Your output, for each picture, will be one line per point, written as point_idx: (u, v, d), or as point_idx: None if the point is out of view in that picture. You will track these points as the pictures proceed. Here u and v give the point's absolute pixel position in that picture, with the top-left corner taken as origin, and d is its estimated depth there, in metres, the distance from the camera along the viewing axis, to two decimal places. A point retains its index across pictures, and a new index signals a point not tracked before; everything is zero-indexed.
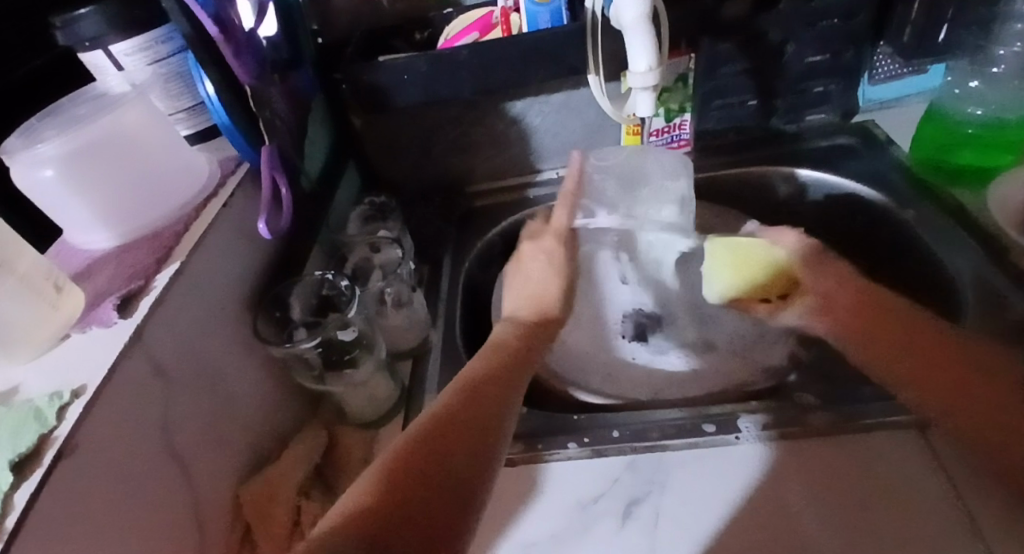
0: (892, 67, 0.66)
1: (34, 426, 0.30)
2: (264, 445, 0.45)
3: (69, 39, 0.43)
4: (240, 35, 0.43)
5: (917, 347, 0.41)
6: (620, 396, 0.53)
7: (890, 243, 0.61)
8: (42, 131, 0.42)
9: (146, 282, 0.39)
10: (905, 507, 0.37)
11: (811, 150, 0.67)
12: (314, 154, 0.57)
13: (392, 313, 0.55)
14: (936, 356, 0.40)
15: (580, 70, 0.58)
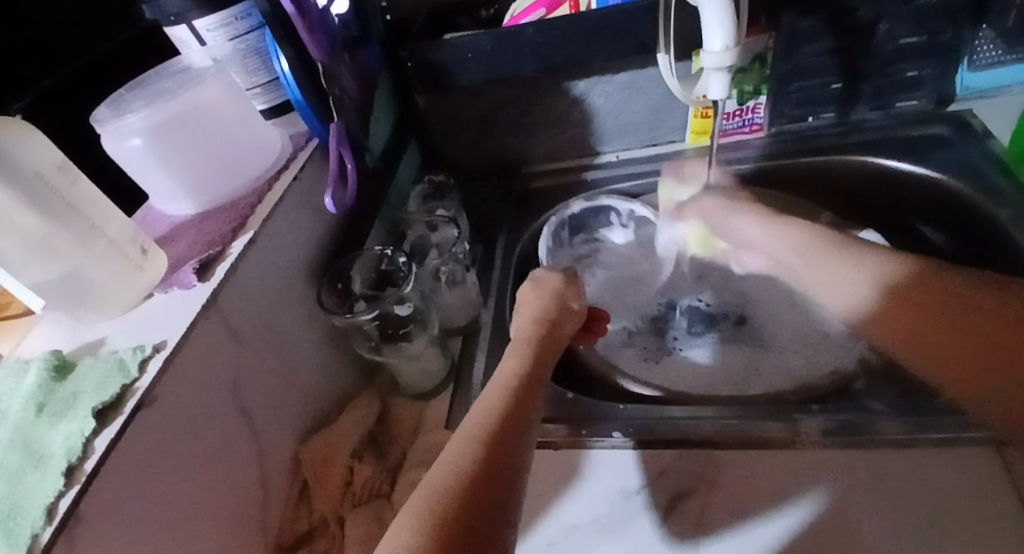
0: (995, 53, 0.60)
1: (119, 376, 0.33)
2: (321, 409, 0.48)
3: (156, 15, 0.45)
4: (314, 13, 0.44)
5: (960, 353, 0.34)
6: (669, 389, 0.52)
7: (978, 243, 0.56)
8: (130, 102, 0.45)
9: (221, 250, 0.41)
10: (973, 527, 0.35)
11: (897, 139, 0.62)
12: (378, 131, 0.58)
13: (447, 291, 0.56)
14: (988, 355, 0.32)
15: (648, 48, 0.56)
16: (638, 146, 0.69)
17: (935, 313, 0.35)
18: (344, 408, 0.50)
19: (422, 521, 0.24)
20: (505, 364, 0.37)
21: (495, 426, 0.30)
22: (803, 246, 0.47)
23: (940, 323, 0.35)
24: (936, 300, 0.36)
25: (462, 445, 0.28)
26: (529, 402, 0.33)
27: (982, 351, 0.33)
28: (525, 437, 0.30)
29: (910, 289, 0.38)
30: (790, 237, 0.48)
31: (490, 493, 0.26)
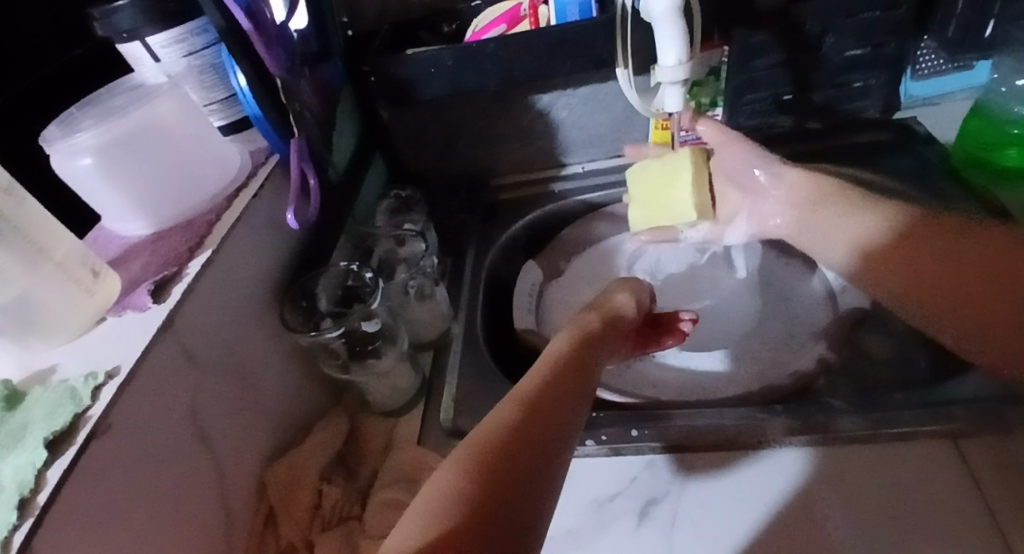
0: (935, 62, 0.63)
1: (71, 405, 0.31)
2: (287, 431, 0.47)
3: (106, 31, 0.44)
4: (271, 27, 0.43)
5: (951, 272, 0.40)
6: (640, 396, 0.52)
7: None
8: (80, 121, 0.43)
9: (178, 270, 0.40)
10: (934, 519, 0.36)
11: (846, 145, 0.65)
12: (341, 146, 0.58)
13: (416, 305, 0.56)
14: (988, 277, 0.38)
15: (608, 62, 0.57)
16: (603, 157, 0.70)
17: (929, 253, 0.41)
18: (311, 429, 0.48)
19: (461, 477, 0.25)
20: (551, 344, 0.39)
21: (533, 401, 0.31)
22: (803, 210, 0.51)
23: (959, 270, 0.40)
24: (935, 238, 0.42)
25: (506, 414, 0.30)
26: (574, 387, 0.34)
27: (1002, 300, 0.37)
28: (560, 412, 0.31)
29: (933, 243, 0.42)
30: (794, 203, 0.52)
31: (530, 456, 0.27)
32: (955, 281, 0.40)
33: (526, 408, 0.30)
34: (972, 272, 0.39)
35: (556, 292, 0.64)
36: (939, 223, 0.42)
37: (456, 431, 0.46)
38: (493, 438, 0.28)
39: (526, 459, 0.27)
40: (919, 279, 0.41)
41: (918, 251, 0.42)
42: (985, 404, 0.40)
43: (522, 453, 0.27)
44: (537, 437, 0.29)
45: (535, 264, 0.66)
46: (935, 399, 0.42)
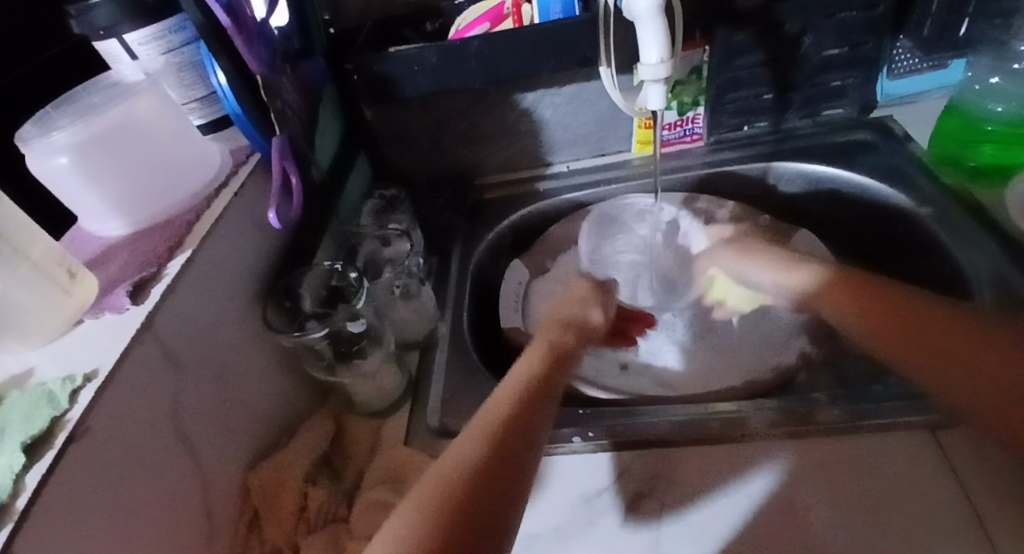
0: (911, 61, 0.64)
1: (47, 408, 0.30)
2: (271, 432, 0.46)
3: (83, 29, 0.43)
4: (250, 25, 0.42)
5: (938, 343, 0.39)
6: (626, 392, 0.52)
7: (914, 244, 0.59)
8: (56, 119, 0.42)
9: (157, 270, 0.39)
10: (914, 510, 0.37)
11: (826, 145, 0.65)
12: (324, 145, 0.57)
13: (401, 304, 0.55)
14: (967, 343, 0.39)
15: (592, 61, 0.58)
16: (588, 156, 0.71)
17: (889, 316, 0.43)
18: (295, 430, 0.48)
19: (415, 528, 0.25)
20: (522, 366, 0.39)
21: (495, 437, 0.31)
22: (763, 257, 0.54)
23: (932, 334, 0.40)
24: (889, 301, 0.43)
25: (457, 457, 0.29)
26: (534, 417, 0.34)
27: (960, 350, 0.39)
28: (527, 438, 0.32)
29: (891, 300, 0.44)
30: (770, 257, 0.54)
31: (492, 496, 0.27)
32: (932, 342, 0.40)
33: (482, 448, 0.30)
34: (941, 334, 0.40)
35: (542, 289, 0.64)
36: (861, 280, 0.46)
37: (442, 430, 0.46)
38: (449, 484, 0.27)
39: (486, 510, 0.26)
40: (898, 342, 0.41)
41: (887, 313, 0.43)
42: None
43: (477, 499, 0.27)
44: (494, 491, 0.28)
45: (520, 263, 0.66)
46: (913, 390, 0.43)
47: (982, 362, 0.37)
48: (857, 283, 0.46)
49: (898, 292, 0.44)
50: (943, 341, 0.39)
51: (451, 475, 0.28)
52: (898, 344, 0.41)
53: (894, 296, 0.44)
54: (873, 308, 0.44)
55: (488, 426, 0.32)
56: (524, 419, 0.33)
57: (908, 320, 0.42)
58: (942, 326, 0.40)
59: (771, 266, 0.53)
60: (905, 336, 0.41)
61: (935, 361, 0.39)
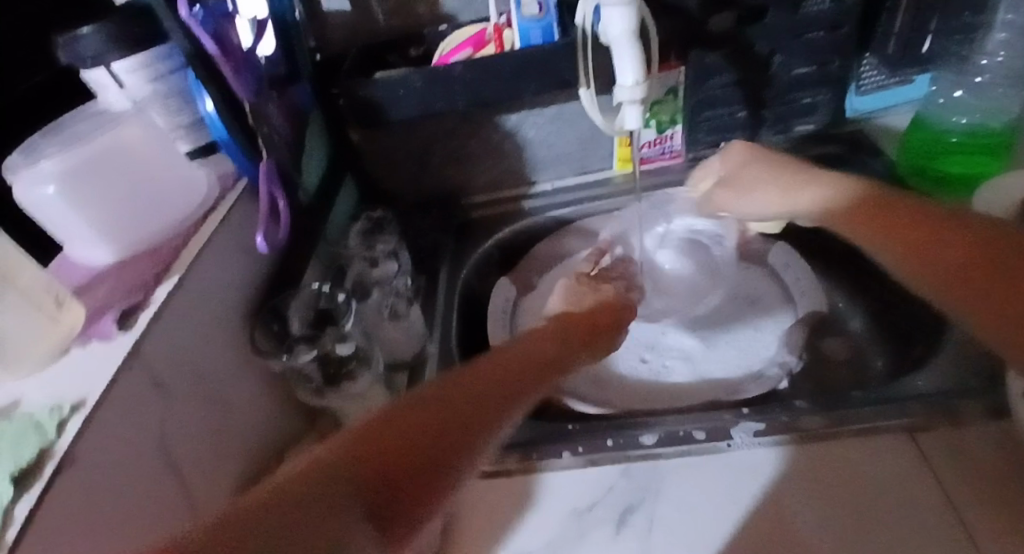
0: (878, 77, 0.67)
1: (35, 438, 0.30)
2: (260, 457, 0.46)
3: (71, 59, 0.43)
4: (239, 54, 0.44)
5: (921, 230, 0.42)
6: (612, 404, 0.53)
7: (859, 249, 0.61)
8: (44, 149, 0.43)
9: (144, 296, 0.39)
10: (897, 513, 0.37)
11: (797, 159, 0.68)
12: (312, 168, 0.58)
13: (390, 325, 0.55)
14: (981, 266, 0.37)
15: (572, 83, 0.59)
16: (572, 175, 0.72)
17: (892, 217, 0.44)
18: (285, 454, 0.48)
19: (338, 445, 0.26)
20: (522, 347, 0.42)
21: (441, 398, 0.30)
22: (783, 175, 0.55)
23: (933, 238, 0.41)
24: (886, 210, 0.45)
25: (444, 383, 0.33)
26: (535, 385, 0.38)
27: (952, 245, 0.39)
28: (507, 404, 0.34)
29: (875, 204, 0.46)
30: (772, 184, 0.55)
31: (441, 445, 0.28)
32: (949, 257, 0.39)
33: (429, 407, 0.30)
34: (938, 238, 0.40)
35: (530, 306, 0.65)
36: (876, 198, 0.47)
37: None
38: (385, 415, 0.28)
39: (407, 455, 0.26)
40: (914, 252, 0.41)
41: (896, 216, 0.44)
42: (938, 399, 0.43)
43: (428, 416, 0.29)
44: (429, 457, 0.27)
45: (507, 280, 0.67)
46: (892, 395, 0.44)
47: (988, 279, 0.36)
48: (879, 202, 0.46)
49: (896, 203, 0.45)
50: (962, 237, 0.39)
51: (390, 429, 0.27)
52: (906, 255, 0.42)
53: (919, 212, 0.43)
54: (871, 213, 0.46)
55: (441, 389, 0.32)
56: (503, 383, 0.36)
57: (906, 222, 0.43)
58: (968, 246, 0.38)
59: (778, 195, 0.55)
60: (919, 244, 0.41)
61: (949, 258, 0.39)
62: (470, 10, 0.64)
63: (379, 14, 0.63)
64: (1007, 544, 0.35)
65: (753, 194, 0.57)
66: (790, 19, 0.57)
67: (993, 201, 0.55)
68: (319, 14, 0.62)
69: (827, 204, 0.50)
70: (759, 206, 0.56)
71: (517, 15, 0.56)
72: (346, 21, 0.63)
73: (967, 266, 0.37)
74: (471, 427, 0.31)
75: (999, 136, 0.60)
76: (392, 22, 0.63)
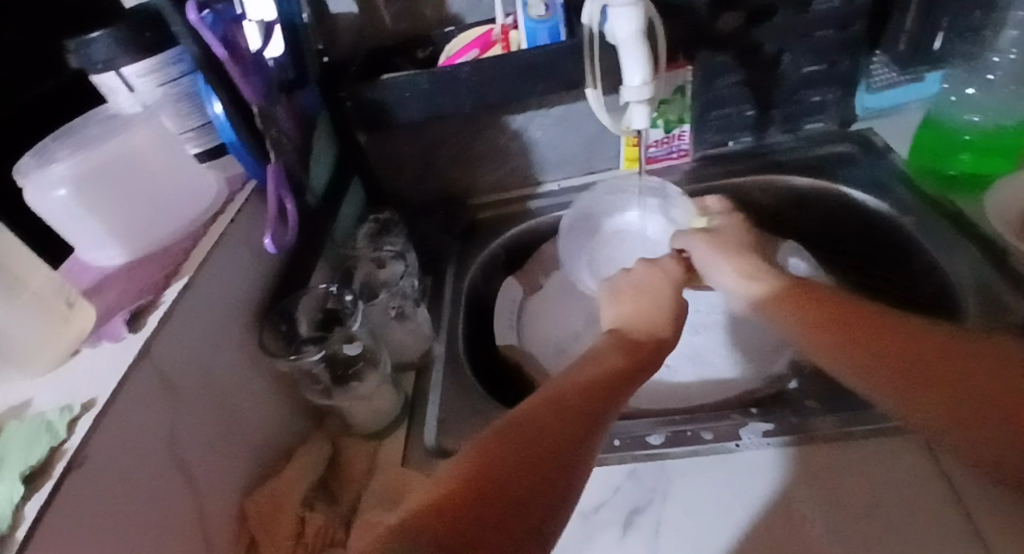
0: (889, 74, 0.66)
1: (46, 438, 0.31)
2: (268, 457, 0.46)
3: (80, 62, 0.44)
4: (246, 56, 0.44)
5: (894, 339, 0.39)
6: (621, 406, 0.51)
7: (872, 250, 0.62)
8: (54, 152, 0.43)
9: (154, 298, 0.40)
10: (908, 518, 0.37)
11: (810, 159, 0.67)
12: (320, 170, 0.58)
13: (397, 325, 0.55)
14: (947, 365, 0.36)
15: (578, 83, 0.59)
16: (578, 175, 0.72)
17: (830, 305, 0.44)
18: (292, 453, 0.48)
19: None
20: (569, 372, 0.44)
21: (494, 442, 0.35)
22: (740, 265, 0.53)
23: (878, 335, 0.40)
24: (875, 318, 0.41)
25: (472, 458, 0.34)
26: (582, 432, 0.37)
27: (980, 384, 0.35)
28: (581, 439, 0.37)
29: (806, 292, 0.46)
30: (741, 261, 0.53)
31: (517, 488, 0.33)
32: (898, 356, 0.38)
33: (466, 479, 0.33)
34: (902, 354, 0.38)
35: (536, 306, 0.65)
36: (806, 288, 0.47)
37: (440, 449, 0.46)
38: (476, 464, 0.33)
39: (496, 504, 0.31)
40: (862, 350, 0.40)
41: (864, 322, 0.41)
42: None
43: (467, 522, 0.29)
44: (515, 481, 0.33)
45: (514, 281, 0.68)
46: None
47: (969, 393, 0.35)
48: (808, 289, 0.47)
49: (827, 297, 0.45)
50: (960, 362, 0.36)
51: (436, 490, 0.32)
52: (885, 363, 0.38)
53: (866, 314, 0.42)
54: (818, 312, 0.44)
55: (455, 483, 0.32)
56: (570, 416, 0.39)
57: (930, 352, 0.37)
58: (923, 347, 0.38)
59: (738, 272, 0.52)
60: (874, 354, 0.39)
61: (904, 374, 0.37)
62: (477, 11, 0.64)
63: (385, 16, 0.63)
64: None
65: (711, 261, 0.55)
66: (799, 18, 0.57)
67: (1003, 202, 0.55)
68: (327, 16, 0.62)
69: (759, 293, 0.50)
70: (715, 274, 0.54)
71: (524, 16, 0.56)
72: (353, 23, 0.63)
73: (996, 395, 0.34)
74: (560, 443, 0.36)
75: (1010, 136, 0.60)
76: (399, 24, 0.63)
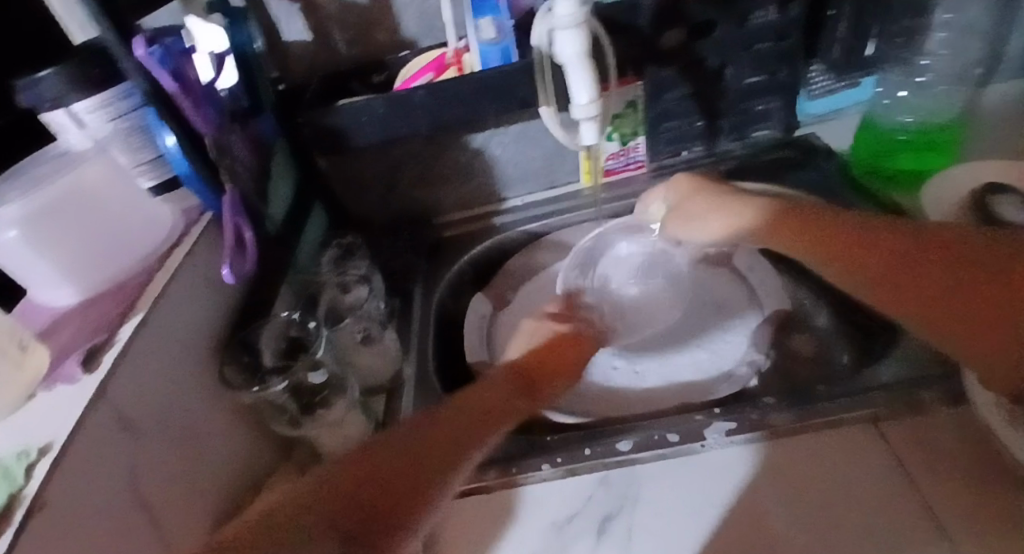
0: (825, 82, 0.69)
1: (2, 485, 0.29)
2: (236, 492, 0.45)
3: (29, 101, 0.44)
4: (197, 88, 0.44)
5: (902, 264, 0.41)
6: (591, 415, 0.53)
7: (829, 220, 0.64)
8: (2, 193, 0.42)
9: (110, 336, 0.39)
10: (868, 506, 0.38)
11: (755, 166, 0.70)
12: (279, 197, 0.58)
13: (363, 349, 0.55)
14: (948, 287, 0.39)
15: (531, 102, 0.60)
16: (540, 190, 0.73)
17: (820, 226, 0.49)
18: (261, 486, 0.47)
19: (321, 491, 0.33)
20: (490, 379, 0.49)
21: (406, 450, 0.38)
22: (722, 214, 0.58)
23: (869, 242, 0.44)
24: (839, 236, 0.47)
25: (363, 456, 0.38)
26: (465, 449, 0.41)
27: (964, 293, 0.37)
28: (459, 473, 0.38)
29: (797, 212, 0.52)
30: (715, 214, 0.58)
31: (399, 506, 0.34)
32: (875, 270, 0.43)
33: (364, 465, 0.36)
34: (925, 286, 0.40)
35: (506, 320, 0.65)
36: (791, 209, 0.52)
37: None
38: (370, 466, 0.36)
39: (407, 485, 0.36)
40: (831, 248, 0.47)
41: (833, 231, 0.47)
42: (900, 389, 0.44)
43: (376, 477, 0.35)
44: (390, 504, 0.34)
45: (482, 296, 0.67)
46: (856, 389, 0.45)
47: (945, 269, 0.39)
48: (795, 213, 0.52)
49: (828, 215, 0.49)
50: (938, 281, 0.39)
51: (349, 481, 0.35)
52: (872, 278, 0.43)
53: (836, 224, 0.48)
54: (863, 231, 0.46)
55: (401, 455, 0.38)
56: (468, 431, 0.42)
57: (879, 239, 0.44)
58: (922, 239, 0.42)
59: (720, 220, 0.58)
60: (892, 285, 0.42)
61: (919, 304, 0.40)
62: (430, 36, 0.65)
63: (339, 43, 0.64)
64: (977, 536, 0.35)
65: (699, 227, 0.60)
66: (738, 31, 0.60)
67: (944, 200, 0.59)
68: (280, 45, 0.63)
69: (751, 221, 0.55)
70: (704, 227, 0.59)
71: (475, 39, 0.58)
72: (307, 52, 0.64)
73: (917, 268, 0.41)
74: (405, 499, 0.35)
75: (940, 134, 0.64)
76: (353, 50, 0.64)
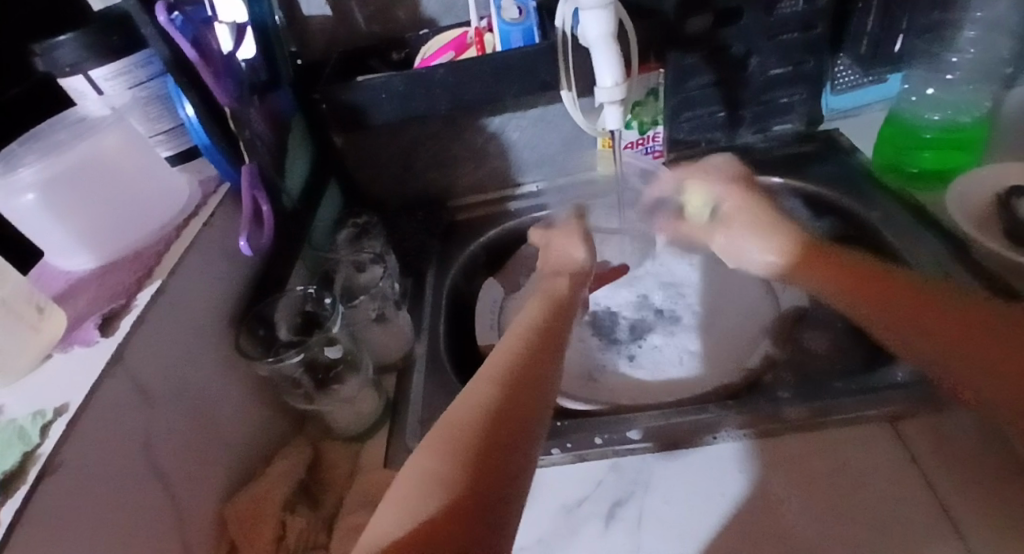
0: (852, 76, 0.69)
1: (18, 445, 0.30)
2: (248, 463, 0.46)
3: (48, 67, 0.43)
4: (217, 58, 0.43)
5: (955, 325, 0.38)
6: (602, 402, 0.52)
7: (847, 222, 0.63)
8: (21, 156, 0.42)
9: (126, 302, 0.39)
10: (881, 502, 0.38)
11: (779, 157, 0.69)
12: (295, 172, 0.57)
13: (377, 328, 0.55)
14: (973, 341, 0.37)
15: (552, 85, 0.60)
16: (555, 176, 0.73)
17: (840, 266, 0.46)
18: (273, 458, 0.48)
19: (449, 489, 0.25)
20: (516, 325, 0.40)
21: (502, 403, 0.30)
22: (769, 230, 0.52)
23: (895, 294, 0.42)
24: (869, 276, 0.44)
25: (441, 442, 0.28)
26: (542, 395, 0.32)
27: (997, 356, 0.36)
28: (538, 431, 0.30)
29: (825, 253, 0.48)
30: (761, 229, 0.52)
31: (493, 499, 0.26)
32: (927, 333, 0.39)
33: (456, 448, 0.28)
34: (974, 342, 0.37)
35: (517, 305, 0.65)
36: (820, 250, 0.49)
37: None
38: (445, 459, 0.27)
39: (509, 479, 0.27)
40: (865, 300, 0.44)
41: (858, 270, 0.45)
42: (918, 387, 0.43)
43: (473, 473, 0.26)
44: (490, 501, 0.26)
45: (495, 282, 0.68)
46: (873, 385, 0.44)
47: (968, 341, 0.38)
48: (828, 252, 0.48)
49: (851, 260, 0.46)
50: (979, 341, 0.37)
51: (427, 480, 0.26)
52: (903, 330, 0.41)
53: (887, 276, 0.44)
54: (866, 274, 0.45)
55: (496, 410, 0.30)
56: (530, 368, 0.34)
57: (890, 291, 0.43)
58: (943, 304, 0.40)
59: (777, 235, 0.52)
60: (918, 336, 0.40)
61: (963, 377, 0.37)
62: (451, 15, 0.64)
63: (360, 19, 0.63)
64: (996, 540, 0.35)
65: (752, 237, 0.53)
66: (764, 20, 0.59)
67: (965, 199, 0.58)
68: (300, 19, 0.62)
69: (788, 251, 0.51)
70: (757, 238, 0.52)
71: (497, 19, 0.57)
72: (327, 26, 0.63)
73: (943, 332, 0.39)
74: (499, 488, 0.26)
75: (968, 132, 0.63)
76: (373, 27, 0.63)
